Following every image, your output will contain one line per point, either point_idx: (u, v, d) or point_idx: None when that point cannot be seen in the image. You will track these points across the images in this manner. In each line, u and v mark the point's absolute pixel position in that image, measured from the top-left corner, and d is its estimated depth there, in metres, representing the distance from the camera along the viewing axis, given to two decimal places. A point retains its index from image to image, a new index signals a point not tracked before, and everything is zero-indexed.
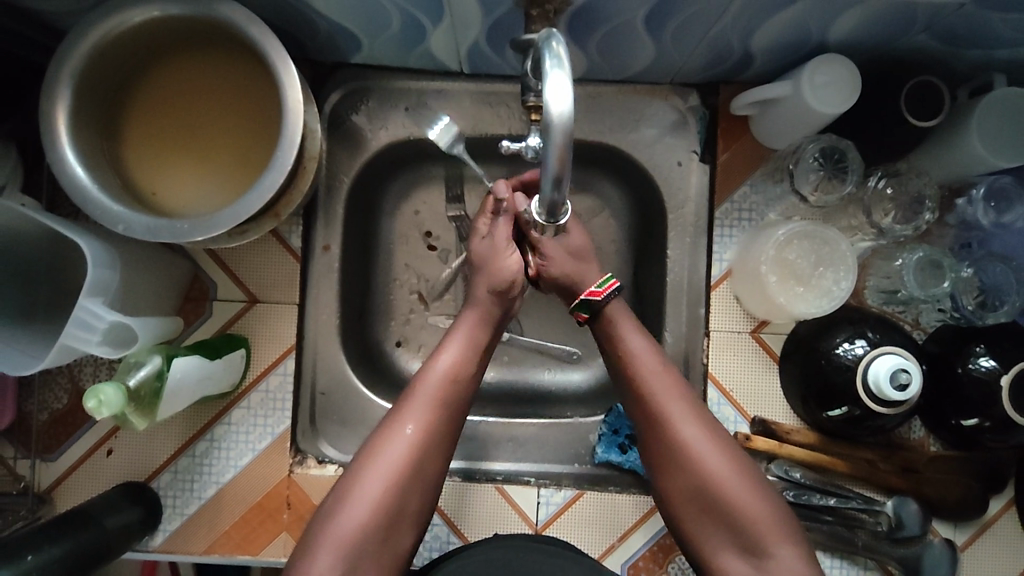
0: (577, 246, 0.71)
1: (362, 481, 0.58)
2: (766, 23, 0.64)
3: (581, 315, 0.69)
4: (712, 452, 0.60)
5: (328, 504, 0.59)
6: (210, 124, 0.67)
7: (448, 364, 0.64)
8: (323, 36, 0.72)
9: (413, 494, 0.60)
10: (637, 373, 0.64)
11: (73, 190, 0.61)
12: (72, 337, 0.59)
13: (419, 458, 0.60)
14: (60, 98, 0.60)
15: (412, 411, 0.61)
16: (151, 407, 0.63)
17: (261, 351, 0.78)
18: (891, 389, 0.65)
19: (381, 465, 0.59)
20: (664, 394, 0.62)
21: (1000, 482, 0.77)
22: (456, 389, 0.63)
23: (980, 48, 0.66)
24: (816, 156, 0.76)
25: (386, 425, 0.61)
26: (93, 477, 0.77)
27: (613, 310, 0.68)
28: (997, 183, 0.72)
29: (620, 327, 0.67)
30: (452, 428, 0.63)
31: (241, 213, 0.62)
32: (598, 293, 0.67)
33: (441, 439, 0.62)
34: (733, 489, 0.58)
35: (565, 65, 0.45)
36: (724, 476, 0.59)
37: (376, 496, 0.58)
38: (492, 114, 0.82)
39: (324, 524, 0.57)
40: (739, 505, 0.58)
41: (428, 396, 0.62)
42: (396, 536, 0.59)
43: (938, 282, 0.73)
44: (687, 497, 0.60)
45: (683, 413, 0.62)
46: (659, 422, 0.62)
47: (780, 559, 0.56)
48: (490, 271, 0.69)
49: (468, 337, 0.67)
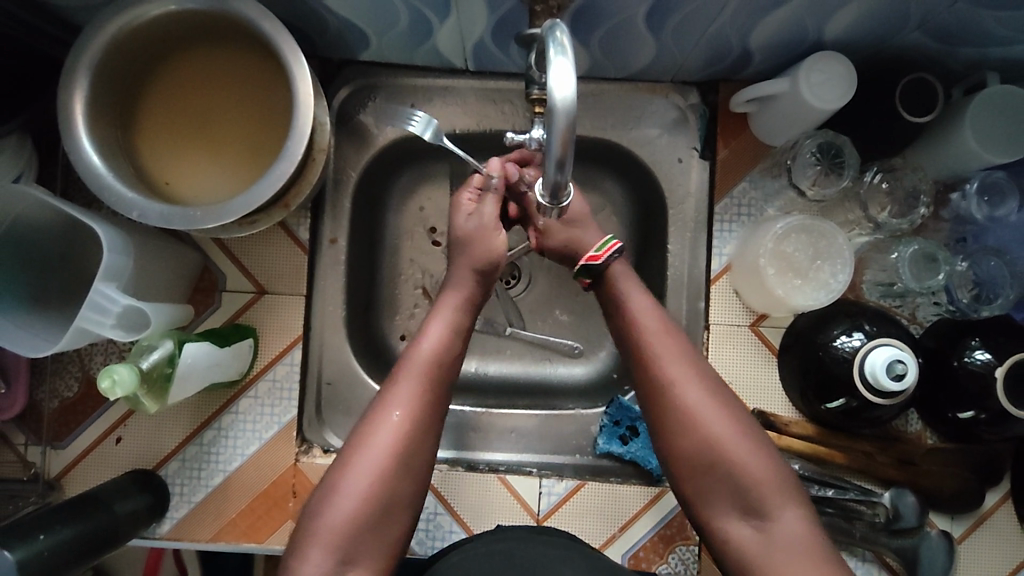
0: (575, 214, 0.72)
1: (350, 474, 0.59)
2: (764, 21, 0.66)
3: (585, 280, 0.69)
4: (716, 420, 0.60)
5: (315, 499, 0.59)
6: (221, 115, 0.69)
7: (432, 342, 0.64)
8: (333, 33, 0.74)
9: (402, 481, 0.60)
10: (642, 338, 0.64)
11: (89, 178, 0.63)
12: (86, 319, 0.61)
13: (407, 443, 0.60)
14: (78, 88, 0.62)
15: (397, 397, 0.61)
16: (162, 390, 0.65)
17: (268, 341, 0.80)
18: (888, 379, 0.67)
19: (372, 452, 0.59)
20: (667, 360, 0.62)
21: (995, 474, 0.78)
22: (443, 369, 0.64)
23: (973, 46, 0.68)
24: (814, 151, 0.78)
25: (372, 413, 0.61)
26: (103, 464, 0.78)
27: (614, 272, 0.68)
28: (991, 177, 0.74)
29: (624, 290, 0.67)
30: (440, 404, 0.63)
31: (252, 202, 0.63)
32: (597, 257, 0.67)
33: (428, 420, 0.62)
34: (738, 456, 0.59)
35: (567, 52, 0.47)
36: (728, 444, 0.59)
37: (365, 487, 0.58)
38: (497, 111, 0.84)
39: (313, 520, 0.58)
40: (746, 470, 0.59)
41: (413, 378, 0.62)
42: (392, 520, 0.59)
43: (934, 274, 0.74)
44: (691, 467, 0.60)
45: (686, 381, 0.61)
46: (661, 389, 0.62)
47: (784, 521, 0.57)
48: (472, 251, 0.70)
49: (451, 317, 0.66)
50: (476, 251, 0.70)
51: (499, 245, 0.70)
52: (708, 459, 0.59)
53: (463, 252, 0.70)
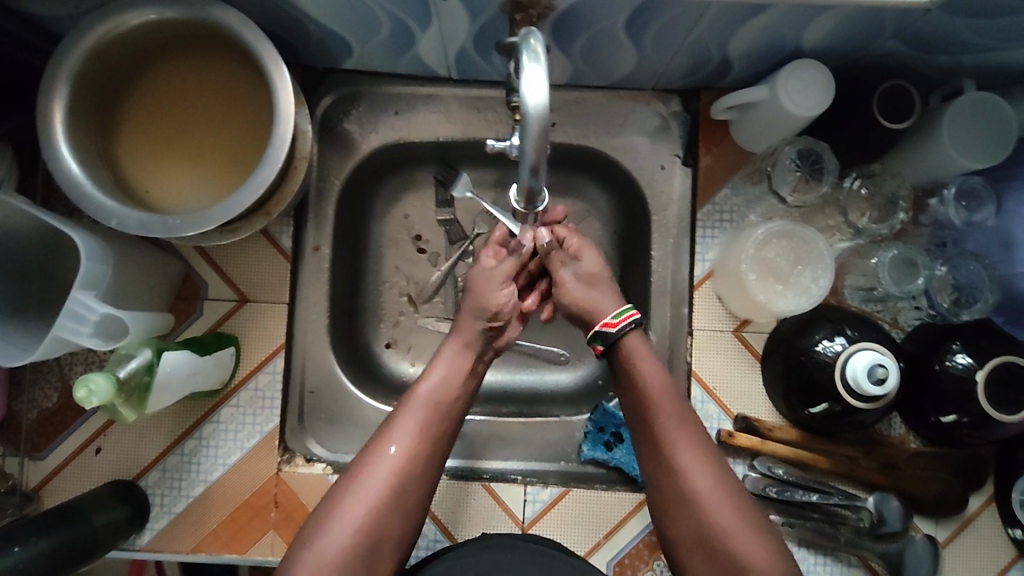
0: (590, 272, 0.73)
1: (345, 504, 0.59)
2: (741, 30, 0.67)
3: (598, 347, 0.70)
4: (703, 474, 0.62)
5: (309, 525, 0.59)
6: (202, 124, 0.69)
7: (435, 385, 0.66)
8: (316, 41, 0.75)
9: (394, 517, 0.60)
10: (648, 403, 0.65)
11: (68, 186, 0.62)
12: (63, 328, 0.60)
13: (401, 480, 0.61)
14: (56, 96, 0.62)
15: (396, 434, 0.63)
16: (140, 399, 0.64)
17: (250, 350, 0.79)
18: (869, 383, 0.67)
19: (368, 487, 0.60)
20: (667, 424, 0.64)
21: (977, 476, 0.78)
22: (443, 413, 0.65)
23: (949, 54, 0.69)
24: (793, 158, 0.79)
25: (370, 448, 0.62)
26: (82, 475, 0.77)
27: (629, 345, 0.68)
28: (967, 183, 0.75)
29: (640, 365, 0.67)
30: (438, 450, 0.64)
31: (231, 209, 0.63)
32: (613, 324, 0.68)
33: (425, 462, 0.62)
34: (719, 507, 0.60)
35: (540, 59, 0.47)
36: (710, 499, 0.61)
37: (359, 519, 0.58)
38: (480, 119, 0.84)
39: (302, 549, 0.57)
40: (729, 525, 0.60)
41: (414, 418, 0.64)
42: (378, 558, 0.59)
43: (913, 279, 0.74)
44: (677, 520, 0.62)
45: (684, 440, 0.63)
46: (662, 445, 0.64)
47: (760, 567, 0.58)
48: (476, 299, 0.71)
49: (452, 361, 0.69)
50: (481, 296, 0.71)
51: (499, 302, 0.71)
52: (694, 512, 0.61)
53: (472, 299, 0.72)
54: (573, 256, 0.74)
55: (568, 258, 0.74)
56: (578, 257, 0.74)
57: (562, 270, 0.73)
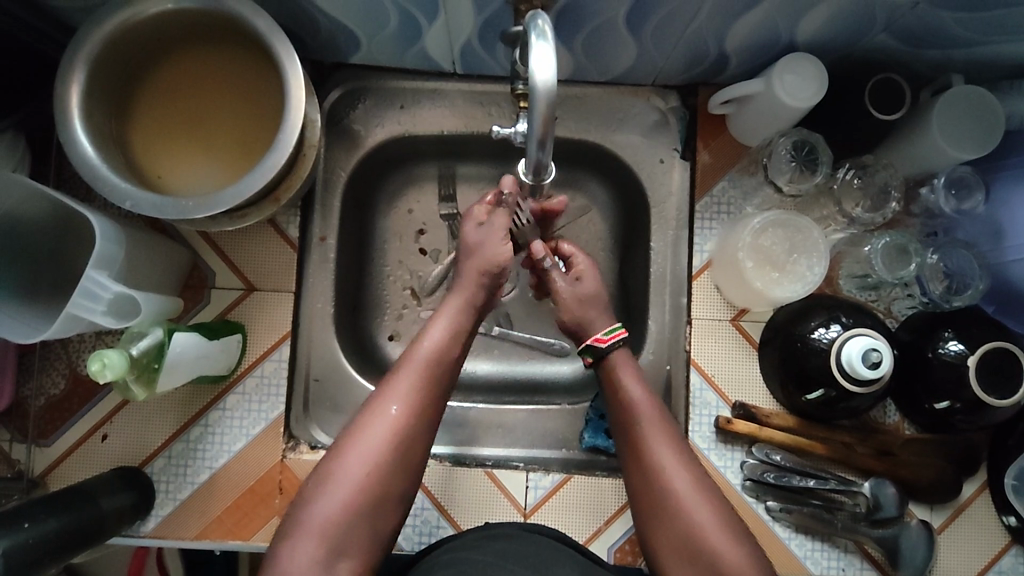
0: (589, 291, 0.76)
1: (343, 467, 0.60)
2: (737, 24, 0.69)
3: (587, 358, 0.72)
4: (688, 482, 0.62)
5: (311, 487, 0.60)
6: (215, 111, 0.71)
7: (434, 342, 0.67)
8: (325, 34, 0.77)
9: (393, 478, 0.61)
10: (636, 409, 0.67)
11: (83, 167, 0.64)
12: (79, 306, 0.61)
13: (397, 443, 0.61)
14: (74, 82, 0.64)
15: (396, 394, 0.63)
16: (150, 378, 0.65)
17: (257, 338, 0.80)
18: (864, 367, 0.68)
19: (367, 449, 0.60)
20: (653, 430, 0.65)
21: (972, 464, 0.79)
22: (439, 374, 0.65)
23: (938, 48, 0.71)
24: (788, 149, 0.81)
25: (367, 411, 0.62)
26: (88, 461, 0.78)
27: (615, 358, 0.71)
28: (957, 171, 0.76)
29: (620, 376, 0.70)
30: (436, 410, 0.65)
31: (243, 191, 0.65)
32: (604, 340, 0.71)
33: (425, 419, 0.63)
34: (705, 516, 0.60)
35: (548, 37, 0.49)
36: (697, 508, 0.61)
37: (358, 480, 0.59)
38: (483, 113, 0.86)
39: (302, 511, 0.59)
40: (719, 537, 0.59)
41: (414, 375, 0.64)
42: (380, 521, 0.60)
43: (905, 264, 0.76)
44: (659, 522, 0.62)
45: (671, 446, 0.64)
46: (643, 452, 0.65)
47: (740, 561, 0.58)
48: (483, 256, 0.73)
49: (453, 319, 0.69)
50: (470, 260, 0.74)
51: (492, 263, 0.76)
52: (682, 518, 0.61)
53: (475, 260, 0.74)
54: (574, 279, 0.77)
55: (569, 278, 0.77)
56: (578, 279, 0.77)
57: (562, 287, 0.76)
